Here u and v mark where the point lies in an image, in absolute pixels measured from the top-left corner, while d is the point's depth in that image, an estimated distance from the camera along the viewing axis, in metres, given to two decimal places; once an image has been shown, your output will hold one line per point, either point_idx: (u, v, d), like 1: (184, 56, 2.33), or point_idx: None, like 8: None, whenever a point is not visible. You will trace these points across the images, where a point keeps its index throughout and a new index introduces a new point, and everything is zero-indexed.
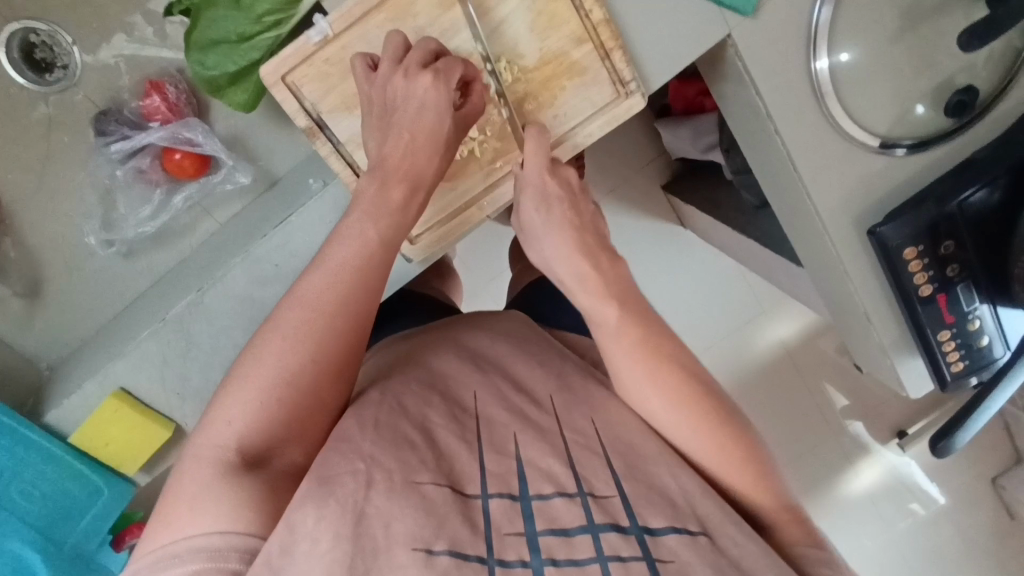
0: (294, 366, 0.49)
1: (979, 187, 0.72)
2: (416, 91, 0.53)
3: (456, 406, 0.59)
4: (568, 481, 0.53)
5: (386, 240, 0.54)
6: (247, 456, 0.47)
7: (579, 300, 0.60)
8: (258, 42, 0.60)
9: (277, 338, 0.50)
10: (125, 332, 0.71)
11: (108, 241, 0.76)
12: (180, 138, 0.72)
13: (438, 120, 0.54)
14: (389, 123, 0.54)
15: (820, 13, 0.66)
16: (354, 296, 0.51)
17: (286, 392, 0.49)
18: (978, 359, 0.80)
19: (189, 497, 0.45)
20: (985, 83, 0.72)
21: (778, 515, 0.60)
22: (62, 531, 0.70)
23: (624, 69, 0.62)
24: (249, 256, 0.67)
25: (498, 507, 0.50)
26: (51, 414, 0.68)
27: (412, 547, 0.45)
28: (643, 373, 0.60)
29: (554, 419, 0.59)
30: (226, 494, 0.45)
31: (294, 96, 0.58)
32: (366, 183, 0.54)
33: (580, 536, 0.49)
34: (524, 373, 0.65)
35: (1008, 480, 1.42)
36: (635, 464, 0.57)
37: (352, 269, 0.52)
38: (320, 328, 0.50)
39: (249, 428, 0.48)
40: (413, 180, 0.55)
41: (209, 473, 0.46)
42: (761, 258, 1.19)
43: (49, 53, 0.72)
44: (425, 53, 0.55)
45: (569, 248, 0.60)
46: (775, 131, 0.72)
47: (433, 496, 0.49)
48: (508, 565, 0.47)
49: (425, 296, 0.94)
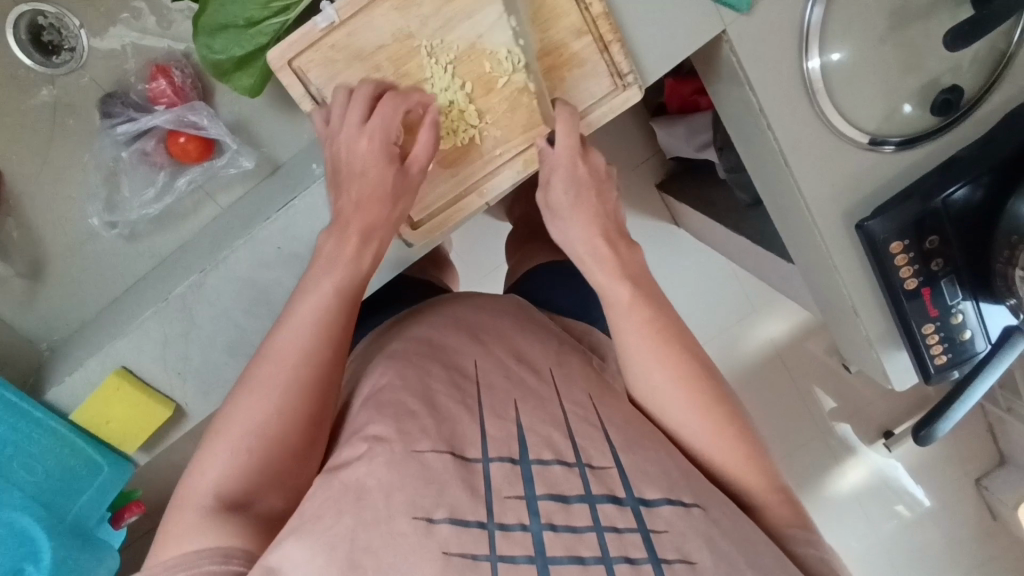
0: (268, 412, 0.52)
1: (963, 184, 0.74)
2: (360, 151, 0.57)
3: (457, 372, 0.60)
4: (566, 450, 0.54)
5: (342, 287, 0.57)
6: (228, 500, 0.49)
7: (594, 276, 0.64)
8: (265, 27, 0.61)
9: (252, 392, 0.53)
10: (127, 313, 0.72)
11: (111, 223, 0.77)
12: (185, 122, 0.72)
13: (383, 173, 0.58)
14: (339, 181, 0.59)
15: (812, 13, 0.67)
16: (319, 342, 0.55)
17: (260, 439, 0.51)
18: (960, 351, 0.83)
19: (174, 541, 0.47)
20: (970, 83, 0.75)
21: (767, 499, 0.61)
22: (65, 504, 0.72)
23: (622, 62, 0.64)
24: (252, 238, 0.68)
25: (499, 471, 0.52)
26: (51, 392, 0.69)
27: (413, 516, 0.47)
28: (650, 345, 0.62)
29: (553, 390, 0.60)
30: (209, 534, 0.47)
31: (300, 81, 0.60)
32: (325, 239, 0.58)
33: (578, 505, 0.51)
34: (523, 346, 0.66)
35: (991, 482, 1.46)
36: (633, 439, 0.58)
37: (315, 320, 0.55)
38: (290, 378, 0.53)
39: (230, 473, 0.50)
40: (369, 229, 0.58)
41: (191, 518, 0.48)
42: (753, 256, 1.22)
43: (57, 36, 0.72)
44: (364, 102, 0.57)
45: (592, 232, 0.64)
46: (767, 127, 0.74)
47: (433, 463, 0.50)
48: (507, 527, 0.49)
49: (423, 283, 0.95)
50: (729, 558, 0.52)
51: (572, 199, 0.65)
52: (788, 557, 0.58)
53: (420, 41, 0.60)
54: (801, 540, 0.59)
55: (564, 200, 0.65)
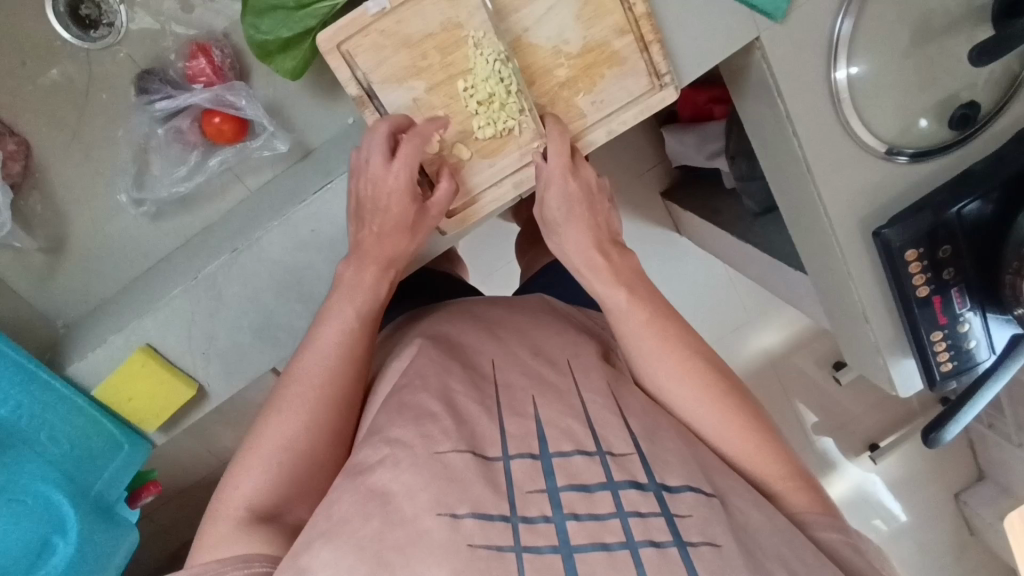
0: (296, 429, 0.57)
1: (974, 199, 0.77)
2: (383, 189, 0.60)
3: (475, 373, 0.62)
4: (587, 440, 0.55)
5: (362, 313, 0.62)
6: (256, 512, 0.54)
7: (594, 288, 0.65)
8: (314, 10, 0.61)
9: (280, 414, 0.58)
10: (153, 291, 0.72)
11: (139, 200, 0.75)
12: (224, 101, 0.70)
13: (406, 208, 0.61)
14: (361, 215, 0.61)
15: (842, 24, 0.69)
16: (341, 366, 0.59)
17: (288, 454, 0.56)
18: (965, 359, 0.86)
19: (208, 546, 0.52)
20: (985, 100, 0.77)
21: (789, 487, 0.62)
22: (87, 478, 0.70)
23: (660, 62, 0.65)
24: (287, 221, 0.67)
25: (519, 467, 0.52)
26: (73, 367, 0.68)
27: (437, 513, 0.48)
28: (659, 345, 0.63)
29: (571, 382, 0.62)
30: (235, 536, 0.51)
31: (347, 65, 0.60)
32: (344, 268, 0.62)
33: (600, 493, 0.51)
34: (542, 342, 0.68)
35: (970, 497, 1.55)
36: (653, 430, 0.59)
37: (337, 347, 0.60)
38: (313, 400, 0.57)
39: (259, 482, 0.55)
40: (389, 259, 0.63)
41: (224, 524, 0.53)
42: (758, 264, 1.24)
43: (95, 10, 0.69)
44: (387, 139, 0.60)
45: (586, 243, 0.65)
46: (793, 133, 0.76)
47: (454, 462, 0.51)
48: (531, 521, 0.49)
49: (442, 278, 0.96)
50: (755, 541, 0.51)
51: (593, 207, 0.66)
52: (819, 546, 0.58)
53: (468, 31, 0.61)
54: (825, 526, 0.59)
55: (556, 216, 0.66)
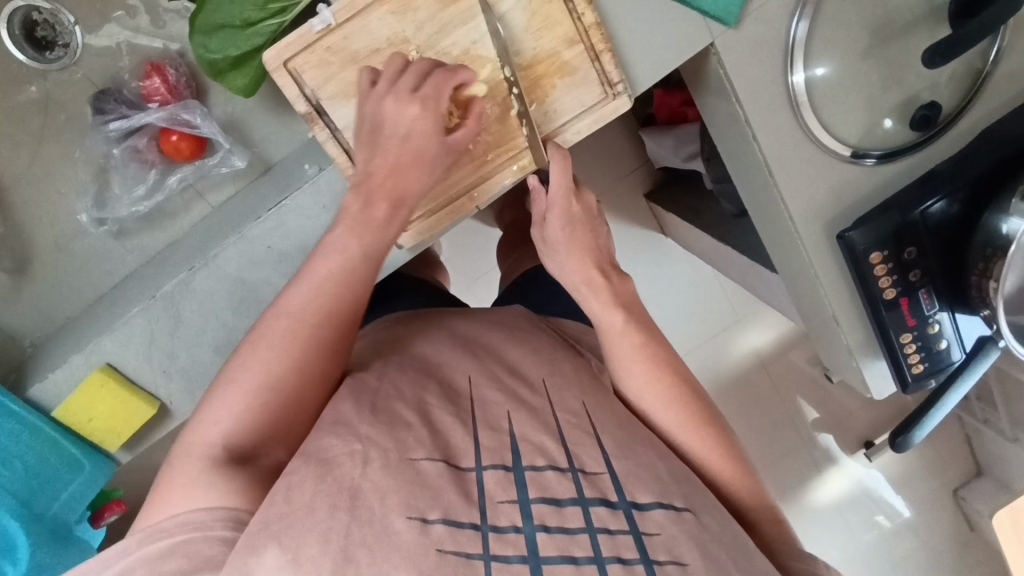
0: (282, 366, 0.52)
1: (939, 198, 0.77)
2: (403, 119, 0.57)
3: (451, 389, 0.61)
4: (559, 456, 0.55)
5: (367, 255, 0.56)
6: (235, 452, 0.49)
7: (589, 304, 0.68)
8: (261, 28, 0.62)
9: (260, 344, 0.52)
10: (115, 310, 0.72)
11: (99, 219, 0.77)
12: (179, 120, 0.73)
13: (427, 142, 0.58)
14: (377, 142, 0.57)
15: (797, 28, 0.69)
16: (334, 302, 0.54)
17: (272, 392, 0.51)
18: (936, 360, 0.85)
19: (174, 483, 0.47)
20: (948, 99, 0.77)
21: (756, 501, 0.66)
22: (43, 502, 0.71)
23: (612, 71, 0.65)
24: (243, 238, 0.69)
25: (491, 478, 0.52)
26: (33, 389, 0.69)
27: (407, 516, 0.47)
28: (633, 351, 0.66)
29: (545, 401, 0.61)
30: (213, 478, 0.47)
31: (295, 83, 0.60)
32: (352, 201, 0.57)
33: (571, 508, 0.51)
34: (518, 361, 0.67)
35: (968, 492, 1.49)
36: (626, 445, 0.60)
37: (333, 282, 0.54)
38: (305, 337, 0.52)
39: (236, 418, 0.50)
40: (399, 197, 0.58)
41: (197, 462, 0.48)
42: (739, 266, 1.24)
43: (50, 31, 0.73)
44: (415, 76, 0.58)
45: (581, 262, 0.67)
46: (753, 138, 0.76)
47: (427, 471, 0.50)
48: (501, 531, 0.49)
49: (414, 282, 0.95)
50: (720, 561, 0.53)
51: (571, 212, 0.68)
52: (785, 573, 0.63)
53: (414, 46, 0.61)
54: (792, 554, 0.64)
55: (558, 235, 0.68)
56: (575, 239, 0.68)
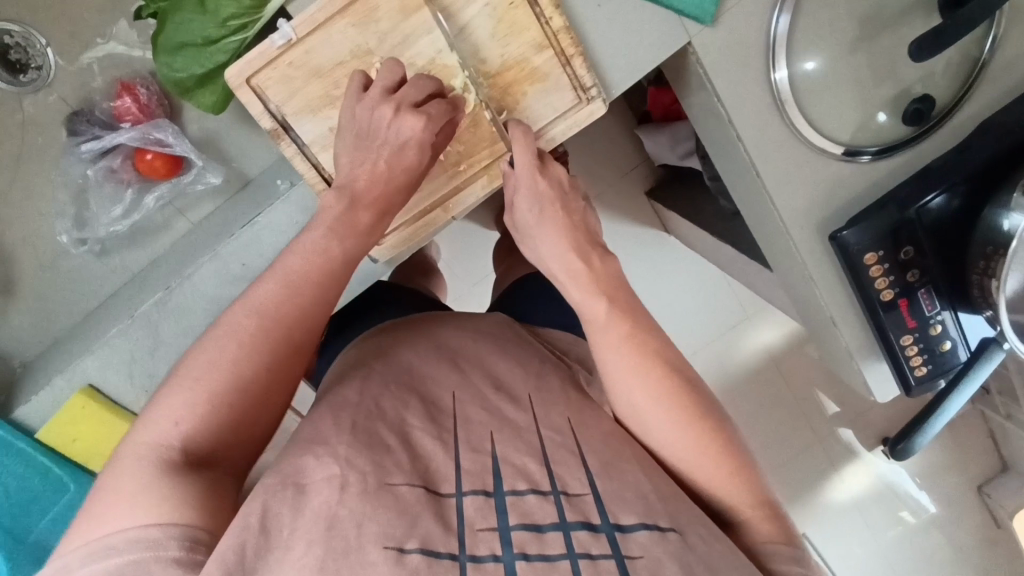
0: (246, 368, 0.50)
1: (939, 193, 0.73)
2: (402, 129, 0.56)
3: (433, 406, 0.60)
4: (541, 478, 0.54)
5: (348, 257, 0.57)
6: (192, 457, 0.47)
7: (570, 295, 0.62)
8: (224, 45, 0.61)
9: (225, 343, 0.50)
10: (96, 330, 0.73)
11: (80, 239, 0.80)
12: (151, 139, 0.76)
13: (421, 157, 0.58)
14: (368, 148, 0.57)
15: (778, 23, 0.67)
16: (309, 305, 0.54)
17: (236, 394, 0.50)
18: (940, 363, 0.81)
19: (121, 491, 0.44)
20: (943, 92, 0.74)
21: (742, 505, 0.61)
22: (26, 524, 0.74)
23: (585, 75, 0.64)
24: (217, 256, 0.69)
25: (471, 503, 0.51)
26: (18, 411, 0.71)
27: (384, 546, 0.45)
28: (627, 356, 0.61)
29: (530, 417, 0.60)
30: (167, 488, 0.44)
31: (258, 100, 0.60)
32: (332, 202, 0.56)
33: (552, 532, 0.50)
34: (502, 372, 0.66)
35: (994, 488, 1.42)
36: (610, 463, 0.58)
37: (310, 284, 0.54)
38: (272, 337, 0.51)
39: (194, 422, 0.48)
40: (383, 207, 0.59)
41: (149, 470, 0.45)
42: (740, 265, 1.20)
43: (23, 54, 0.76)
44: (422, 91, 0.57)
45: (560, 245, 0.62)
46: (737, 138, 0.73)
47: (406, 496, 0.49)
48: (479, 560, 0.47)
49: (405, 291, 0.93)
50: None
51: (566, 205, 0.64)
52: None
53: (378, 57, 0.60)
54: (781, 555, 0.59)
55: (529, 218, 0.63)
56: (553, 219, 0.62)
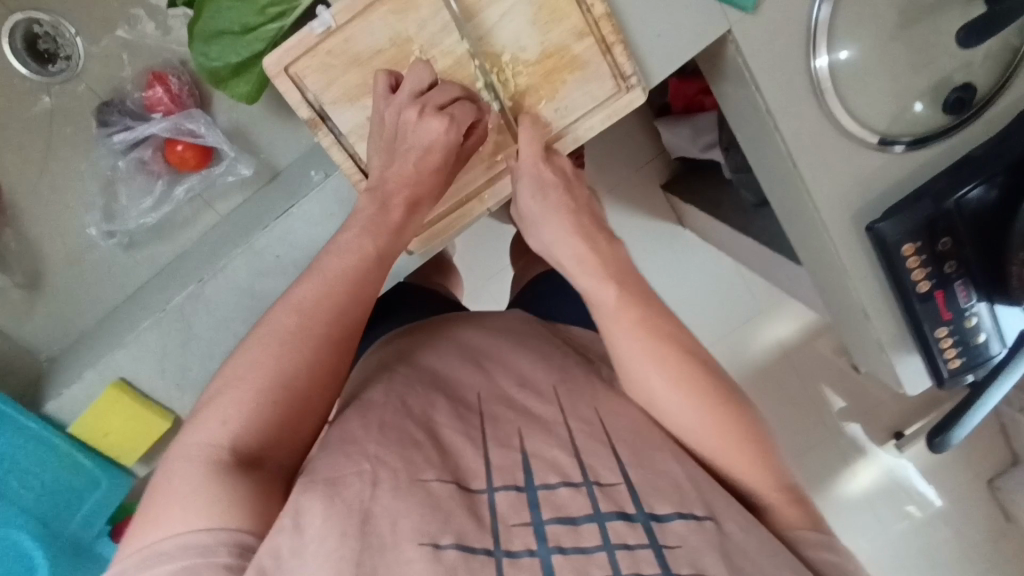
0: (290, 368, 0.49)
1: (977, 184, 0.72)
2: (425, 132, 0.55)
3: (461, 405, 0.58)
4: (573, 471, 0.52)
5: (382, 255, 0.55)
6: (241, 458, 0.47)
7: (577, 282, 0.59)
8: (261, 33, 0.61)
9: (269, 343, 0.50)
10: (126, 323, 0.73)
11: (109, 232, 0.81)
12: (182, 129, 0.76)
13: (447, 156, 0.57)
14: (396, 149, 0.56)
15: (820, 10, 0.66)
16: (347, 303, 0.52)
17: (281, 393, 0.49)
18: (975, 355, 0.81)
19: (173, 492, 0.44)
20: (983, 81, 0.72)
21: (773, 496, 0.58)
22: (60, 519, 0.74)
23: (625, 63, 0.63)
24: (251, 248, 0.68)
25: (504, 499, 0.49)
26: (50, 405, 0.70)
27: (419, 542, 0.44)
28: (647, 356, 0.58)
29: (557, 412, 0.58)
30: (217, 490, 0.44)
31: (297, 88, 0.59)
32: (367, 204, 0.56)
33: (587, 525, 0.48)
34: (526, 368, 0.64)
35: (1005, 482, 1.42)
36: (642, 453, 0.56)
37: (346, 279, 0.53)
38: (315, 337, 0.51)
39: (241, 423, 0.48)
40: (415, 199, 0.58)
41: (199, 471, 0.45)
42: (760, 257, 1.19)
43: (52, 43, 0.76)
44: (448, 93, 0.56)
45: (560, 241, 0.60)
46: (774, 128, 0.72)
47: (438, 492, 0.48)
48: (515, 555, 0.46)
49: (423, 291, 0.91)
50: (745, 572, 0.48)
51: (572, 195, 0.62)
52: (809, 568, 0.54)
53: (417, 45, 0.59)
54: (816, 544, 0.55)
55: (534, 209, 0.61)
56: (562, 206, 0.60)
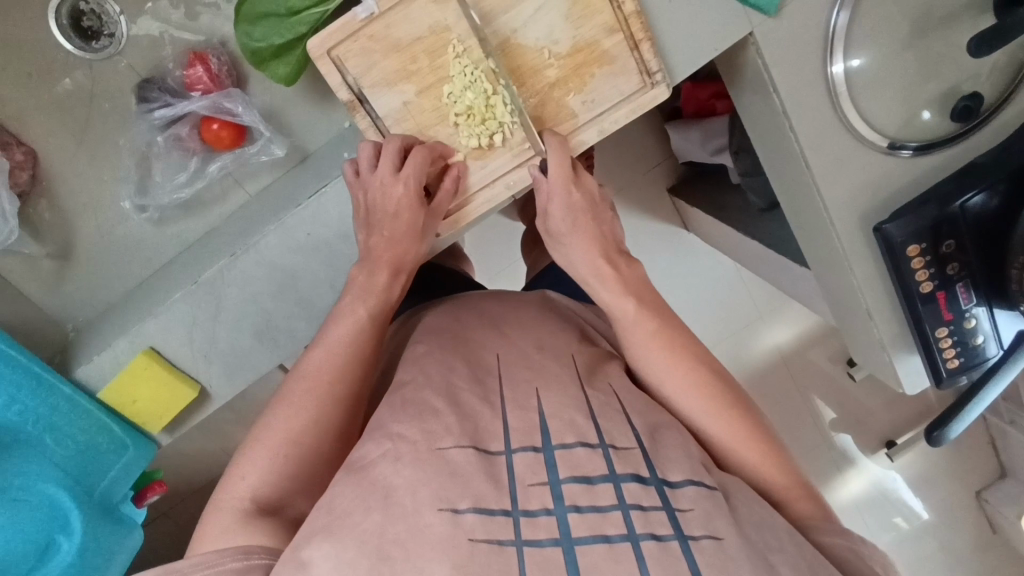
0: (300, 425, 0.56)
1: (979, 191, 0.75)
2: (390, 199, 0.63)
3: (479, 367, 0.61)
4: (590, 433, 0.54)
5: (372, 316, 0.63)
6: (263, 504, 0.53)
7: (600, 296, 0.65)
8: (305, 16, 0.63)
9: (285, 407, 0.58)
10: (157, 294, 0.75)
11: (142, 206, 0.82)
12: (221, 108, 0.78)
13: (413, 217, 0.64)
14: (371, 223, 0.64)
15: (837, 18, 0.69)
16: (346, 364, 0.60)
17: (294, 448, 0.56)
18: (972, 356, 0.84)
19: (211, 539, 0.51)
20: (989, 92, 0.76)
21: (791, 494, 0.60)
22: (93, 480, 0.76)
23: (651, 60, 0.65)
24: (283, 225, 0.70)
25: (522, 461, 0.51)
26: (80, 371, 0.72)
27: (439, 508, 0.47)
28: (661, 357, 0.62)
29: (573, 375, 0.60)
30: (239, 530, 0.51)
31: (338, 71, 0.62)
32: (357, 272, 0.65)
33: (602, 485, 0.50)
34: (545, 338, 0.66)
35: (992, 494, 1.46)
36: (656, 426, 0.58)
37: (344, 343, 0.61)
38: (323, 396, 0.58)
39: (262, 474, 0.55)
40: (397, 263, 0.65)
41: (231, 517, 0.52)
42: (766, 262, 1.22)
43: (97, 21, 0.77)
44: (394, 153, 0.62)
45: (592, 254, 0.66)
46: (789, 128, 0.75)
47: (456, 459, 0.50)
48: (533, 514, 0.48)
49: (443, 271, 0.93)
50: (755, 542, 0.50)
51: (600, 216, 0.68)
52: (823, 552, 0.55)
53: (455, 34, 0.61)
54: (826, 530, 0.57)
55: (562, 226, 0.67)
56: (586, 227, 0.67)
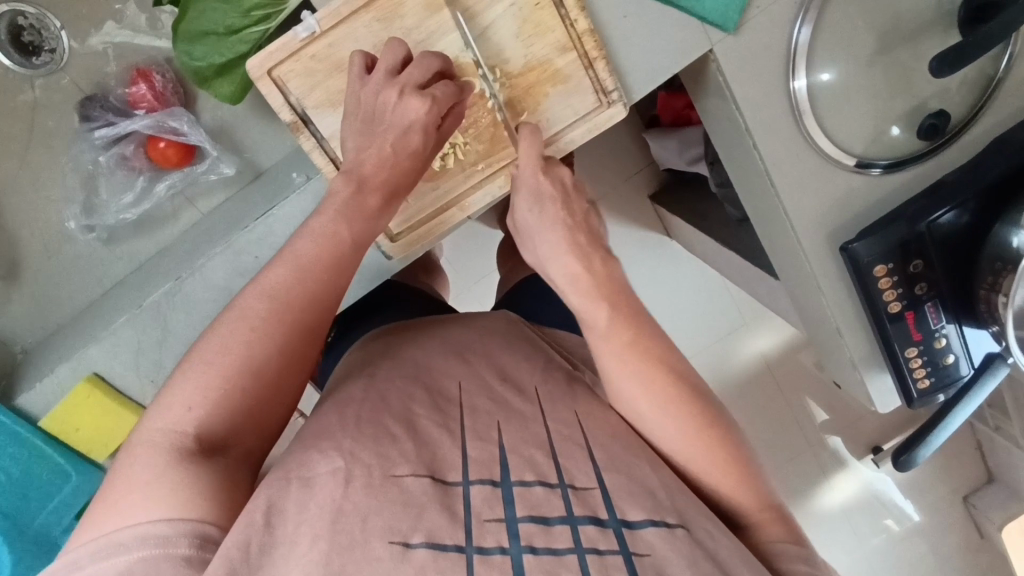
0: (258, 355, 0.50)
1: (949, 209, 0.73)
2: (405, 113, 0.54)
3: (440, 396, 0.59)
4: (549, 472, 0.52)
5: (357, 242, 0.56)
6: (207, 441, 0.48)
7: (570, 301, 0.59)
8: (245, 35, 0.63)
9: (241, 329, 0.50)
10: (104, 317, 0.73)
11: (88, 226, 0.81)
12: (165, 127, 0.76)
13: (425, 141, 0.56)
14: (373, 131, 0.55)
15: (799, 33, 0.68)
16: (319, 293, 0.53)
17: (249, 379, 0.50)
18: (943, 376, 0.82)
19: (139, 479, 0.44)
20: (957, 108, 0.74)
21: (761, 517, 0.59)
22: (28, 513, 0.75)
23: (606, 79, 0.64)
24: (230, 247, 0.68)
25: (478, 493, 0.49)
26: (21, 399, 0.71)
27: (389, 540, 0.44)
28: (633, 374, 0.59)
29: (537, 409, 0.58)
30: (179, 479, 0.44)
31: (279, 91, 0.59)
32: (342, 186, 0.55)
33: (559, 526, 0.48)
34: (511, 366, 0.64)
35: (978, 500, 1.44)
36: (618, 458, 0.56)
37: (320, 267, 0.53)
38: (290, 326, 0.52)
39: (208, 409, 0.48)
40: (391, 191, 0.57)
41: (163, 458, 0.45)
42: (744, 272, 1.19)
43: (37, 36, 0.78)
44: (428, 72, 0.55)
45: (560, 246, 0.59)
46: (753, 146, 0.74)
47: (412, 488, 0.48)
48: (487, 552, 0.46)
49: (407, 290, 0.91)
50: None
51: (570, 206, 0.61)
52: None
53: None
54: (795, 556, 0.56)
55: (531, 219, 0.60)
56: (555, 217, 0.59)
